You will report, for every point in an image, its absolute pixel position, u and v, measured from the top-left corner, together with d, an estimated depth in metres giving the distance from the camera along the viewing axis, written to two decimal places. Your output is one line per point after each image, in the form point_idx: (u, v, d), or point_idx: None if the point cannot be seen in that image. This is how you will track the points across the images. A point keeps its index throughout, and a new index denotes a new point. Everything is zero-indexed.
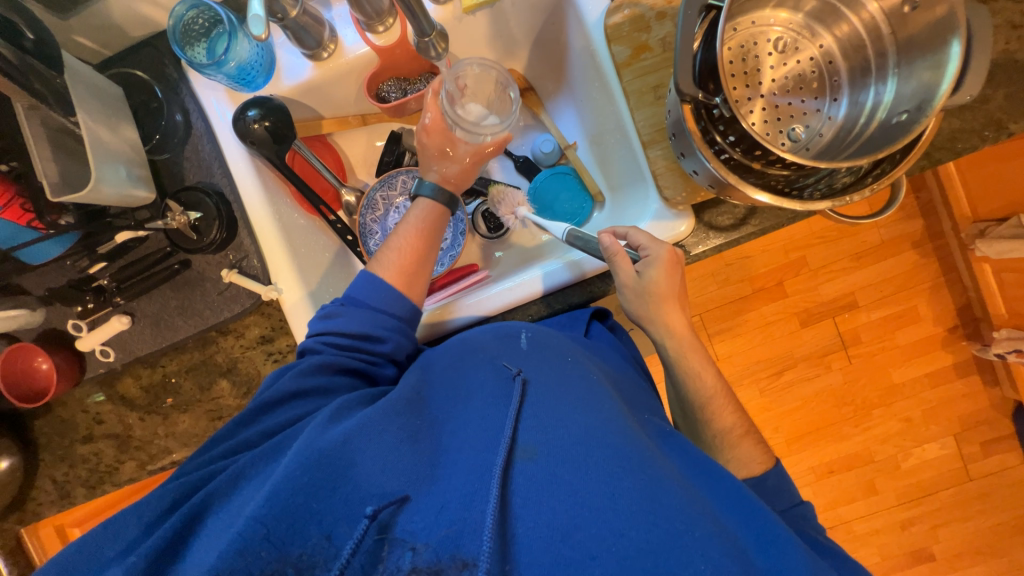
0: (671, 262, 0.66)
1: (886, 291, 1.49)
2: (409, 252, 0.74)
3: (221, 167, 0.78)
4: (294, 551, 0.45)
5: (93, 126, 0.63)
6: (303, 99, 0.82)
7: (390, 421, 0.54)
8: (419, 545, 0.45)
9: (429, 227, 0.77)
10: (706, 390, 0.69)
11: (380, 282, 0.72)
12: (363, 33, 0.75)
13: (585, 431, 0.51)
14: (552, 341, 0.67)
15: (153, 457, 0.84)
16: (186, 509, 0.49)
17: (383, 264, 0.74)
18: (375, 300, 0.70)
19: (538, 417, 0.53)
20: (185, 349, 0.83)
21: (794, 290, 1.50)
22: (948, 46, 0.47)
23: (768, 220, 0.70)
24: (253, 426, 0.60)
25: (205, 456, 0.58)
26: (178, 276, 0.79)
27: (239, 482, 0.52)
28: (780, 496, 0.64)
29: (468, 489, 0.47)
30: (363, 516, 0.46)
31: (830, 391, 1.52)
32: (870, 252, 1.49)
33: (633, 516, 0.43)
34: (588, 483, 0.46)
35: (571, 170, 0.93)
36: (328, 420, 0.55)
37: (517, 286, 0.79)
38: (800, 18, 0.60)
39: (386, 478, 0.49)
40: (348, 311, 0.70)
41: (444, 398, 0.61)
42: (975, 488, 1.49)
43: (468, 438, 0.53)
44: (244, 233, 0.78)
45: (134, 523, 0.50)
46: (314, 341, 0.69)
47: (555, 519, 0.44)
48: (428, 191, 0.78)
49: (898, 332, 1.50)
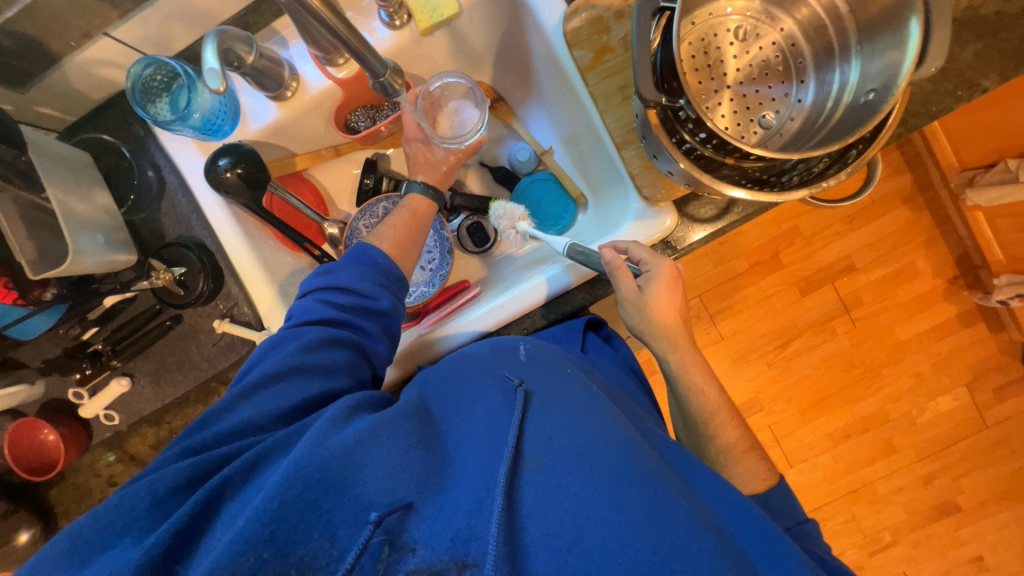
0: (673, 278, 0.65)
1: (883, 249, 1.49)
2: (404, 227, 0.75)
3: (200, 219, 0.78)
4: (296, 552, 0.42)
5: (64, 199, 0.63)
6: (274, 139, 0.81)
7: (400, 424, 0.51)
8: (421, 546, 0.43)
9: (420, 211, 0.78)
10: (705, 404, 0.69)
11: (376, 249, 0.71)
12: (323, 68, 0.74)
13: (593, 439, 0.49)
14: (549, 355, 0.66)
15: None
16: (204, 492, 0.45)
17: (380, 236, 0.74)
18: (379, 262, 0.70)
19: (543, 427, 0.51)
20: (189, 403, 0.83)
21: (790, 260, 1.50)
22: (907, 24, 0.47)
23: (751, 206, 0.69)
24: (254, 403, 0.55)
25: (202, 438, 0.52)
26: (171, 332, 0.79)
27: (255, 472, 0.48)
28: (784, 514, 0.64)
29: (475, 498, 0.45)
30: (368, 521, 0.43)
31: (838, 356, 1.52)
32: (862, 213, 1.48)
33: (639, 526, 0.42)
34: (594, 491, 0.45)
35: (550, 175, 0.94)
36: (338, 418, 0.51)
37: (510, 300, 0.78)
38: (757, 4, 0.59)
39: (393, 482, 0.46)
40: (348, 266, 0.68)
41: (446, 407, 0.59)
42: (993, 436, 1.49)
43: (474, 445, 0.50)
44: (231, 281, 0.78)
45: (145, 496, 0.46)
46: (314, 297, 0.65)
47: (562, 528, 0.43)
48: (416, 187, 0.80)
49: (898, 289, 1.49)
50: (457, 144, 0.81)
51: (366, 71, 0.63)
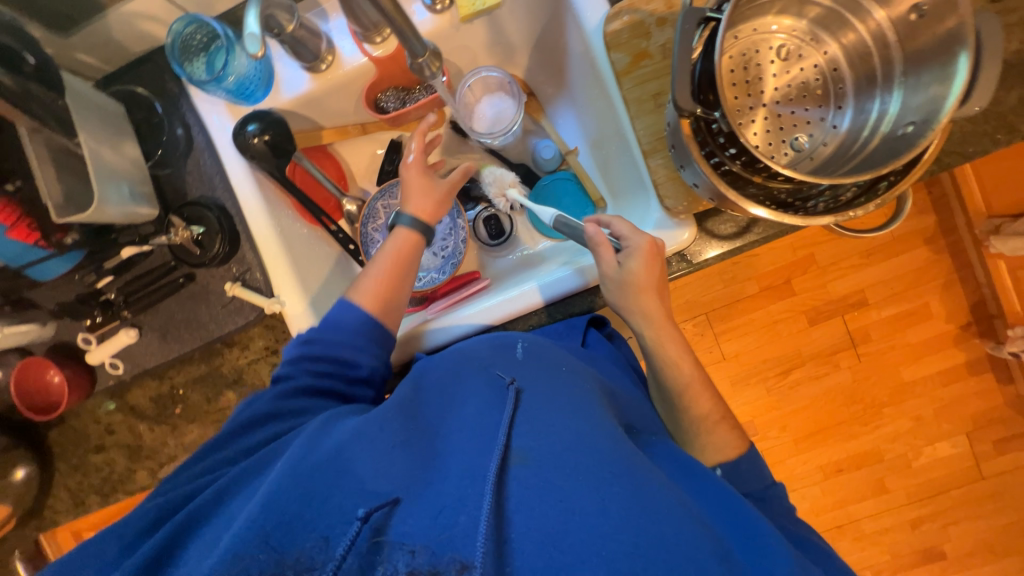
0: (651, 254, 0.65)
1: (898, 288, 1.47)
2: (384, 280, 0.71)
3: (222, 181, 0.78)
4: (289, 554, 0.41)
5: (95, 147, 0.63)
6: (303, 110, 0.81)
7: (386, 427, 0.52)
8: (419, 546, 0.41)
9: (403, 252, 0.75)
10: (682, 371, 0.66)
11: (352, 308, 0.68)
12: (360, 44, 0.74)
13: (580, 444, 0.48)
14: (548, 352, 0.64)
15: (164, 463, 0.87)
16: (172, 525, 0.46)
17: (358, 291, 0.70)
18: (351, 324, 0.67)
19: (527, 427, 0.50)
20: (192, 361, 0.84)
21: (802, 288, 1.48)
22: (955, 58, 0.46)
23: (771, 229, 0.69)
24: (251, 434, 0.57)
25: (205, 460, 0.55)
26: (183, 290, 0.80)
27: (224, 498, 0.49)
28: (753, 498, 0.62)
29: (461, 493, 0.45)
30: (354, 518, 0.43)
31: (839, 389, 1.50)
32: (880, 249, 1.46)
33: (631, 531, 0.41)
34: (584, 497, 0.43)
35: (572, 175, 0.93)
36: (321, 428, 0.53)
37: (519, 295, 0.78)
38: (803, 24, 0.58)
39: (381, 479, 0.46)
40: (324, 337, 0.66)
41: (438, 404, 0.59)
42: (987, 488, 1.47)
43: (460, 444, 0.50)
44: (247, 246, 0.78)
45: (113, 543, 0.47)
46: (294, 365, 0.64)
47: (547, 523, 0.42)
48: (405, 220, 0.76)
49: (908, 329, 1.48)
50: (490, 140, 0.84)
51: (405, 51, 0.63)
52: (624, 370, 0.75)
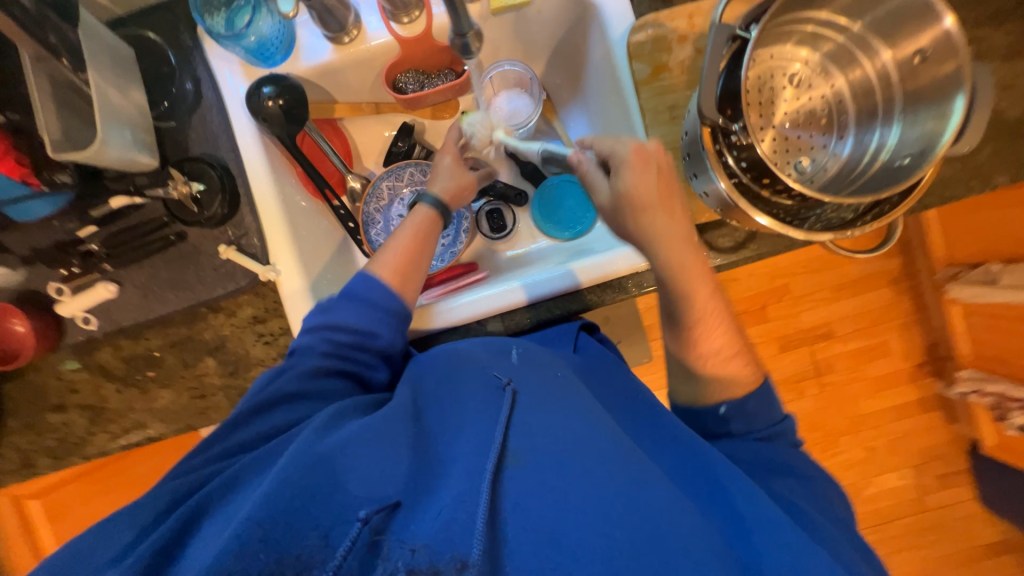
0: (644, 161, 0.58)
1: (862, 323, 1.55)
2: (405, 252, 0.70)
3: (228, 140, 0.76)
4: (293, 551, 0.40)
5: (103, 85, 0.61)
6: (320, 81, 0.81)
7: (387, 426, 0.51)
8: (419, 544, 0.41)
9: (424, 229, 0.74)
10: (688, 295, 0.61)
11: (373, 279, 0.67)
12: (387, 21, 0.75)
13: (587, 450, 0.48)
14: (541, 356, 0.63)
15: (127, 430, 0.82)
16: (181, 513, 0.44)
17: (379, 263, 0.69)
18: (372, 295, 0.65)
19: (531, 430, 0.50)
20: (172, 324, 0.81)
21: (775, 316, 1.55)
22: (953, 99, 0.51)
23: (765, 246, 0.73)
24: (266, 419, 0.56)
25: (207, 451, 0.52)
26: (172, 248, 0.77)
27: (233, 489, 0.47)
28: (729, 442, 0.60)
29: (461, 491, 0.44)
30: (357, 518, 0.42)
31: (802, 416, 1.57)
32: (849, 285, 1.54)
33: (636, 539, 0.41)
34: (592, 505, 0.43)
35: (578, 178, 0.95)
36: (322, 426, 0.50)
37: (518, 287, 0.78)
38: (817, 57, 0.62)
39: (381, 479, 0.46)
40: (343, 305, 0.65)
41: (440, 406, 0.57)
42: (928, 520, 1.56)
43: (462, 446, 0.50)
44: (247, 209, 0.76)
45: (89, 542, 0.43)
46: (308, 339, 0.62)
47: (543, 522, 0.43)
48: (428, 199, 0.76)
49: (868, 364, 1.56)
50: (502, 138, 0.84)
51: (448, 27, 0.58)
52: (620, 372, 0.75)
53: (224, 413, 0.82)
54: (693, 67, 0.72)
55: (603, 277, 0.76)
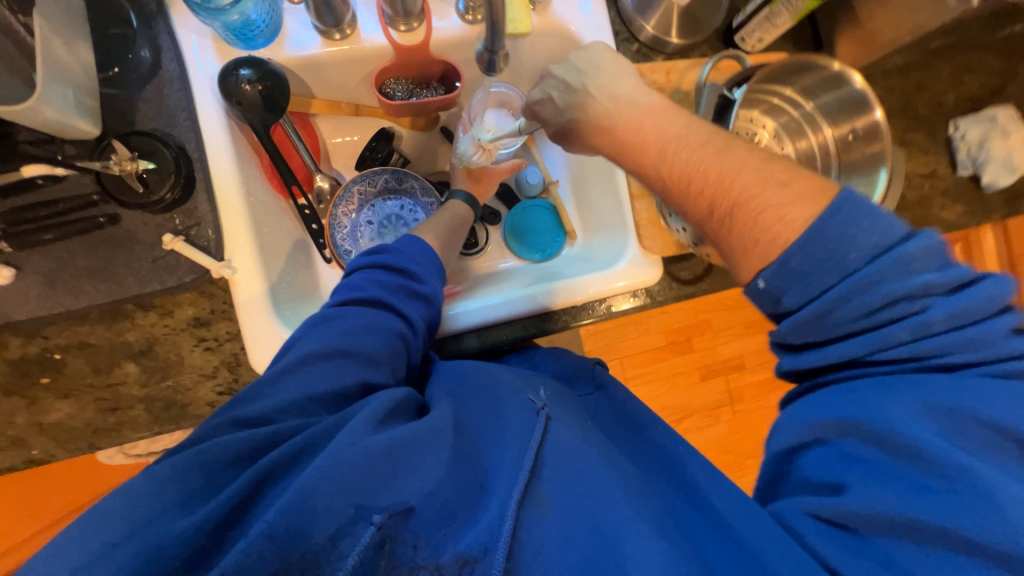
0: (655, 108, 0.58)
1: (768, 357, 1.75)
2: (445, 223, 0.79)
3: (189, 119, 0.68)
4: (296, 550, 0.40)
5: (47, 35, 0.52)
6: (301, 73, 0.76)
7: (432, 439, 0.49)
8: (421, 542, 0.44)
9: (460, 214, 0.82)
10: (658, 147, 0.56)
11: (418, 241, 0.72)
12: (385, 26, 0.74)
13: (607, 476, 0.51)
14: (566, 401, 0.66)
15: (5, 449, 0.67)
16: (256, 471, 0.45)
17: (425, 229, 0.77)
18: (419, 252, 0.71)
19: (562, 457, 0.51)
20: (84, 321, 0.68)
21: (699, 347, 1.70)
22: (877, 172, 0.63)
23: (718, 281, 0.82)
24: (300, 378, 0.53)
25: (252, 405, 0.51)
26: (100, 232, 0.66)
27: (300, 461, 0.46)
28: (800, 329, 0.46)
29: (486, 516, 0.46)
30: (369, 522, 0.43)
31: (717, 440, 1.74)
32: (759, 322, 1.73)
33: (653, 553, 0.44)
34: (620, 521, 0.46)
35: (549, 206, 0.98)
36: (374, 421, 0.48)
37: (523, 299, 0.78)
38: (773, 124, 0.73)
39: (422, 487, 0.46)
40: (396, 252, 0.69)
41: (483, 423, 0.56)
42: None
43: (506, 462, 0.50)
44: (203, 197, 0.68)
45: (103, 534, 0.40)
46: (362, 275, 0.66)
47: (565, 553, 0.45)
48: (460, 194, 0.85)
49: (771, 394, 1.77)
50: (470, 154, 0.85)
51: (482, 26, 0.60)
52: (599, 392, 0.77)
53: (141, 430, 0.69)
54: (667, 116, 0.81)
55: (598, 292, 0.80)
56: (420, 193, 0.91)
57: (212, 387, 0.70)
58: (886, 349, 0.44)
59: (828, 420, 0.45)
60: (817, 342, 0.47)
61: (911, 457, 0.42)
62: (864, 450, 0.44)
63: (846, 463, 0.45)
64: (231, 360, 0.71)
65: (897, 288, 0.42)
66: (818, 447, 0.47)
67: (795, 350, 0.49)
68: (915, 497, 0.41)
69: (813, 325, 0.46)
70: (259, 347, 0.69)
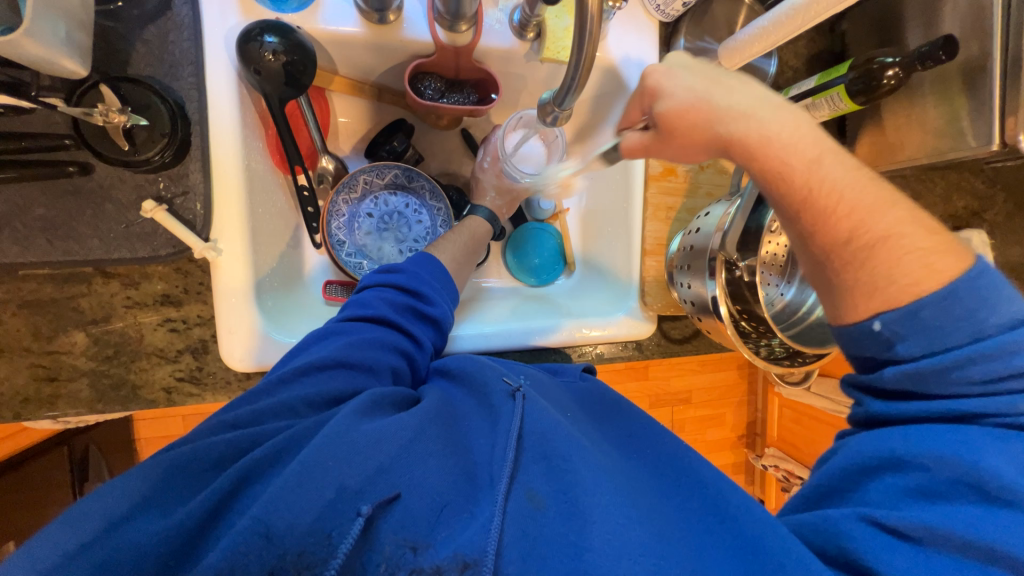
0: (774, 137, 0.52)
1: (713, 395, 1.84)
2: (461, 241, 0.76)
3: (193, 76, 0.61)
4: (292, 549, 0.38)
5: None
6: (328, 47, 0.69)
7: (422, 430, 0.47)
8: (422, 544, 0.41)
9: (477, 233, 0.79)
10: (773, 162, 0.51)
11: (431, 260, 0.69)
12: (432, 23, 0.68)
13: (595, 465, 0.48)
14: (552, 391, 0.60)
15: None
16: (236, 469, 0.41)
17: (439, 247, 0.74)
18: (432, 273, 0.68)
19: (548, 445, 0.49)
20: (30, 278, 0.59)
21: (653, 375, 1.75)
22: None
23: (705, 346, 0.85)
24: (292, 388, 0.50)
25: (238, 408, 0.48)
26: (66, 182, 0.57)
27: (286, 457, 0.43)
28: (906, 378, 0.45)
29: (473, 509, 0.44)
30: (357, 513, 0.40)
31: None
32: (712, 361, 1.80)
33: (630, 537, 0.42)
34: (602, 508, 0.44)
35: (556, 233, 0.94)
36: (360, 412, 0.46)
37: (524, 331, 0.78)
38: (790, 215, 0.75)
39: (412, 474, 0.43)
40: (410, 267, 0.67)
41: (478, 419, 0.53)
42: None
43: (495, 452, 0.48)
44: (196, 166, 0.61)
45: (49, 553, 0.37)
46: (373, 293, 0.63)
47: (560, 549, 0.42)
48: (480, 212, 0.81)
49: (709, 429, 1.87)
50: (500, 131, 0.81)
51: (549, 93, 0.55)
52: (586, 380, 0.67)
53: (80, 407, 0.62)
54: (692, 179, 0.82)
55: (596, 339, 0.80)
56: (428, 196, 0.84)
57: (171, 372, 0.64)
58: (1007, 416, 0.42)
59: (908, 448, 0.43)
60: (910, 393, 0.45)
61: (998, 493, 0.40)
62: (946, 483, 0.41)
63: (914, 497, 0.42)
64: (198, 347, 0.65)
65: (1009, 361, 0.42)
66: (888, 474, 0.44)
67: (885, 397, 0.47)
68: (993, 527, 0.39)
69: (919, 377, 0.44)
70: (232, 339, 0.63)
